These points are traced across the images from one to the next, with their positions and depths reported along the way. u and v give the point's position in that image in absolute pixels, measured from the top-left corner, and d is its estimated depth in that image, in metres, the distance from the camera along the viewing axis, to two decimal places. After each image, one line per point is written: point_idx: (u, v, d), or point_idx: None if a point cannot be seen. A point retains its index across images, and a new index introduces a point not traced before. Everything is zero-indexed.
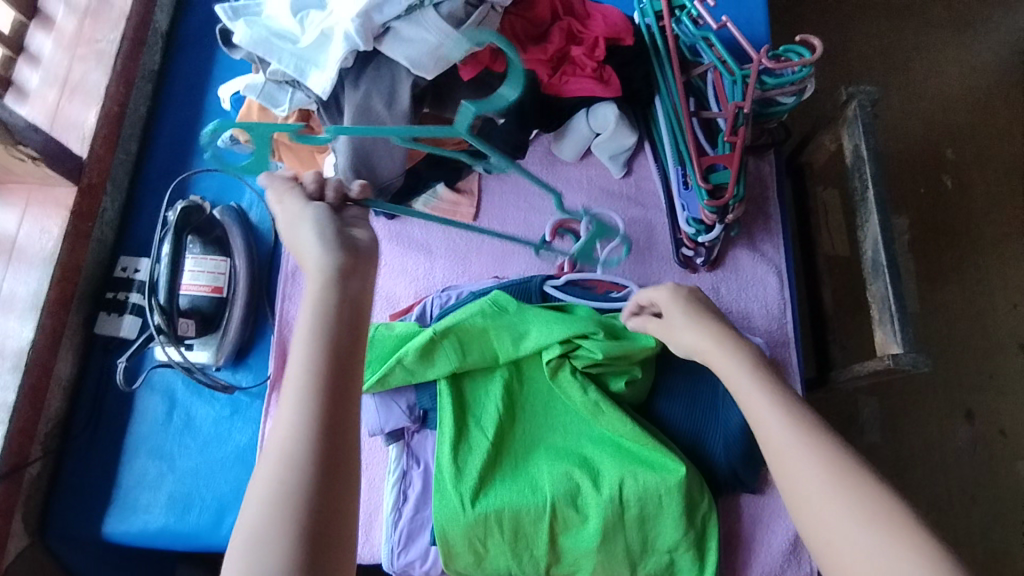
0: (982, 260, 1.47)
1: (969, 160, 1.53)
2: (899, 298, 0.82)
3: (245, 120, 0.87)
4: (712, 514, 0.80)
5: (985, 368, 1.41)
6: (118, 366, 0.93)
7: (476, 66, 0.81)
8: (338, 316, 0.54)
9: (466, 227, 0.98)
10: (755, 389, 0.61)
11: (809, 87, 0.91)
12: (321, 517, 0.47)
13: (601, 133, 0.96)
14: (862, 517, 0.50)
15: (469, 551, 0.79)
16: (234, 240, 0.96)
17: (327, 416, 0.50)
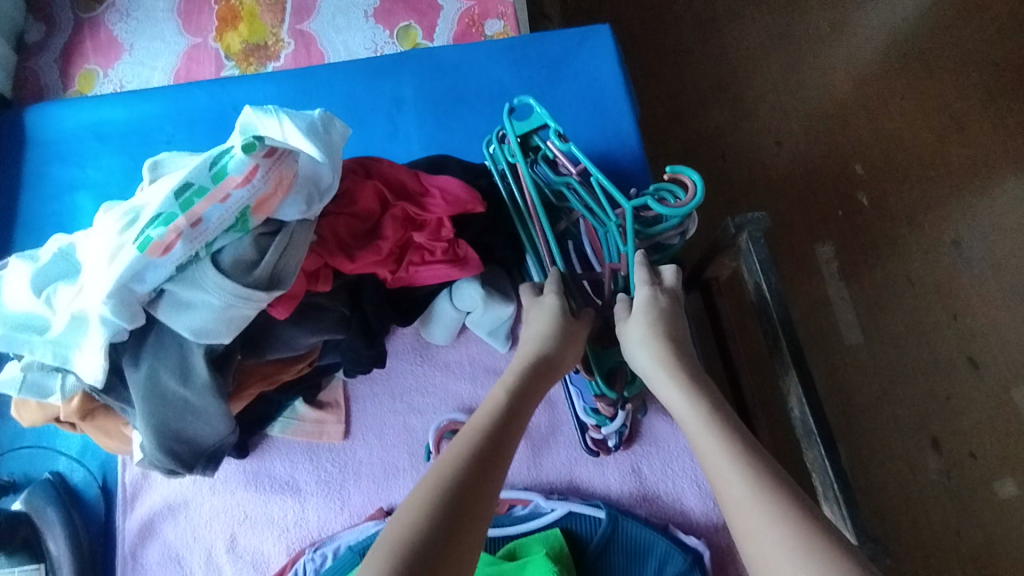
0: (914, 275, 1.39)
1: (881, 175, 1.45)
2: (837, 462, 0.70)
3: (23, 404, 0.70)
4: None
5: (943, 393, 1.32)
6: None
7: (291, 302, 0.66)
8: (527, 379, 0.68)
9: (338, 450, 0.83)
10: (704, 436, 0.62)
11: (692, 227, 0.80)
12: (473, 502, 0.54)
13: (471, 311, 0.82)
14: (771, 510, 0.53)
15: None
16: (51, 530, 0.77)
17: (496, 442, 0.60)
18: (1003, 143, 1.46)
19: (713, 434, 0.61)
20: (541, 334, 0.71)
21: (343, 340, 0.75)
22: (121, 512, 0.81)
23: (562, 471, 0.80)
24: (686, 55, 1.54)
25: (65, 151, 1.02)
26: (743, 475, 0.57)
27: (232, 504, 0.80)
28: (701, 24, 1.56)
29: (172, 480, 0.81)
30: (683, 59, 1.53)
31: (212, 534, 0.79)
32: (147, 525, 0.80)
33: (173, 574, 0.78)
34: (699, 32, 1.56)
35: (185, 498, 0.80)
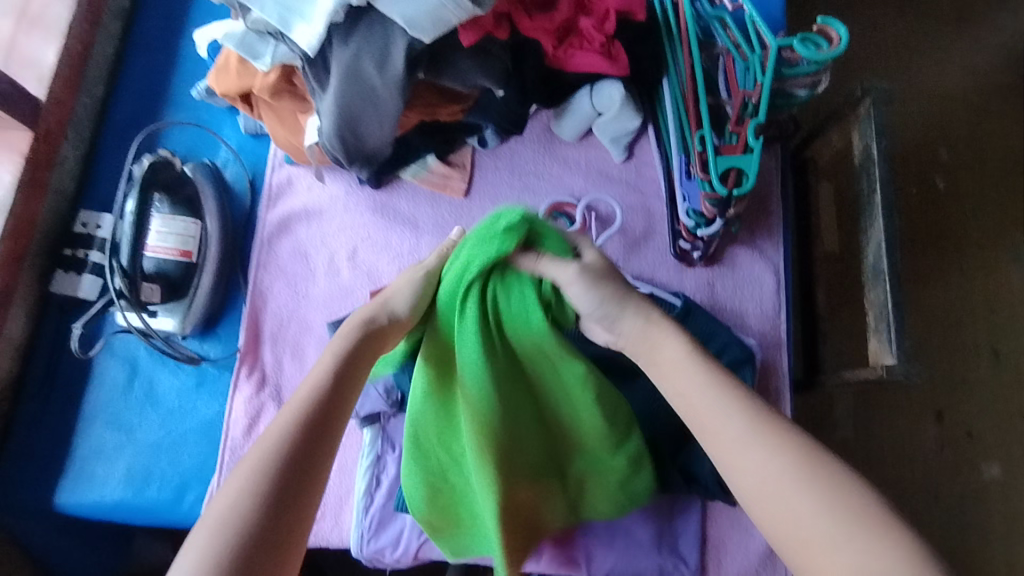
0: (964, 265, 1.36)
1: (965, 161, 1.40)
2: (898, 305, 0.80)
3: (222, 72, 0.81)
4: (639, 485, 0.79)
5: (966, 372, 1.32)
6: (73, 330, 0.87)
7: (478, 31, 0.74)
8: (358, 343, 0.59)
9: (457, 204, 0.94)
10: (679, 357, 0.58)
11: (823, 82, 0.87)
12: (293, 517, 0.51)
13: (604, 113, 0.91)
14: (816, 491, 0.50)
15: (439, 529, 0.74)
16: (206, 199, 0.88)
17: (327, 411, 0.56)
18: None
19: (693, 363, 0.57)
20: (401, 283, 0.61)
21: (499, 95, 0.84)
22: (265, 206, 0.92)
23: (646, 269, 0.91)
24: None
25: None
26: (717, 408, 0.55)
27: (358, 224, 0.92)
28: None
29: (313, 190, 0.93)
30: None
31: (337, 244, 0.91)
32: (285, 221, 0.92)
33: (298, 265, 0.91)
34: None
35: (321, 208, 0.92)
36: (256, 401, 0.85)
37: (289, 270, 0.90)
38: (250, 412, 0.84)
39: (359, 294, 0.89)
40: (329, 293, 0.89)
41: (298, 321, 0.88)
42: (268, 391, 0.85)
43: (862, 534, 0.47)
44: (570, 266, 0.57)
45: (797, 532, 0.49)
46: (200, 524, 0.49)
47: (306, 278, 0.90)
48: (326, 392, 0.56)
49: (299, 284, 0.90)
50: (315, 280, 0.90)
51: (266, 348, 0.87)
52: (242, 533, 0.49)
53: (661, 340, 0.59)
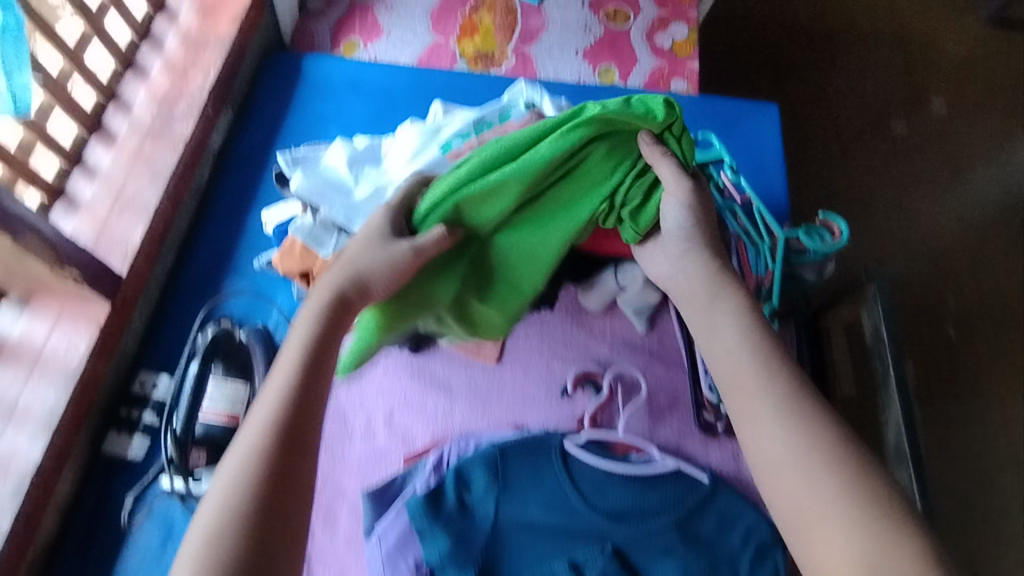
0: (982, 402, 1.52)
1: (970, 314, 1.61)
2: (924, 490, 0.81)
3: (286, 254, 0.90)
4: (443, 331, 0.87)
5: (986, 501, 1.44)
6: (125, 501, 0.89)
7: (517, 227, 0.83)
8: (326, 332, 0.69)
9: (489, 370, 0.99)
10: (743, 363, 0.67)
11: (829, 267, 0.94)
12: (280, 501, 0.58)
13: (627, 288, 0.99)
14: (824, 462, 0.59)
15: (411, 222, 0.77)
16: (257, 364, 0.94)
17: (304, 406, 0.63)
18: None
19: (759, 368, 0.67)
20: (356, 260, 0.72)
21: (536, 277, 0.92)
22: None
23: (671, 439, 0.93)
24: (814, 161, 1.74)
25: (327, 92, 1.23)
26: (759, 385, 0.65)
27: (396, 388, 0.97)
28: (831, 139, 1.78)
29: None
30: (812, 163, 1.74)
31: (375, 407, 0.96)
32: None
33: (337, 427, 0.94)
34: (826, 145, 1.76)
35: (361, 371, 0.98)
36: None
37: (328, 432, 0.94)
38: None
39: (393, 458, 0.92)
40: (365, 456, 0.92)
41: (332, 485, 0.91)
42: None
43: (896, 550, 0.53)
44: (664, 154, 0.76)
45: (800, 503, 0.59)
46: (187, 540, 0.56)
47: (344, 440, 0.94)
48: (294, 388, 0.64)
49: (336, 446, 0.93)
50: (352, 444, 0.93)
51: None
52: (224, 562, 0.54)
53: (719, 320, 0.73)
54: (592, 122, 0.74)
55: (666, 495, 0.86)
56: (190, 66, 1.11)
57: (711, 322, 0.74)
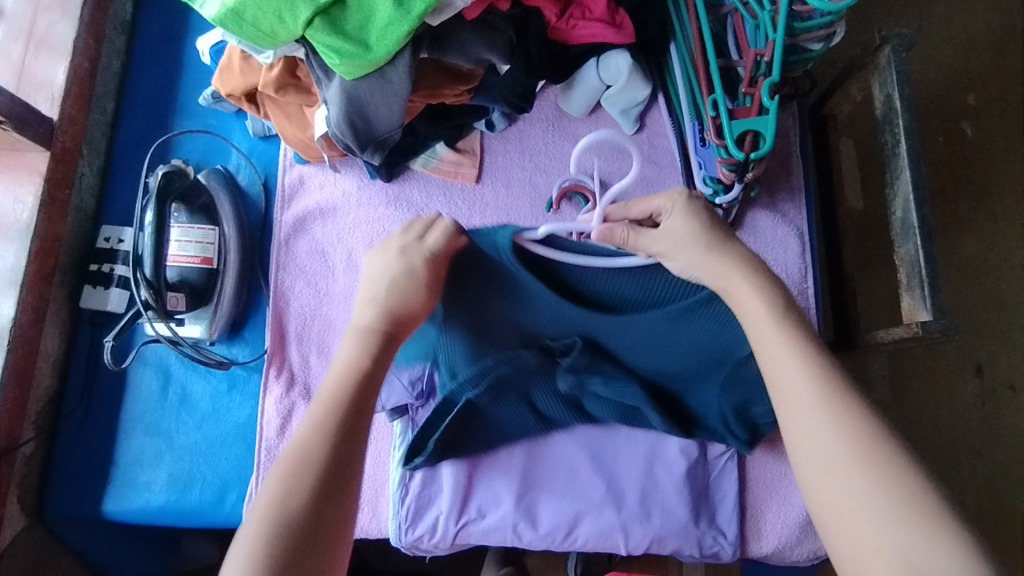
0: (1000, 211, 1.31)
1: (991, 106, 1.35)
2: (931, 259, 0.77)
3: (227, 72, 0.81)
4: None
5: (995, 323, 1.28)
6: (105, 344, 0.89)
7: (481, 5, 0.75)
8: (381, 351, 0.64)
9: (469, 190, 0.93)
10: (762, 318, 0.62)
11: (838, 32, 0.83)
12: (337, 495, 0.56)
13: (612, 85, 0.89)
14: (859, 456, 0.53)
15: (268, 36, 0.71)
16: (223, 207, 0.90)
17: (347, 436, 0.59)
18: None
19: (779, 323, 0.61)
20: (385, 288, 0.64)
21: (505, 71, 0.82)
22: (280, 208, 0.92)
23: None
24: None
25: None
26: (807, 388, 0.57)
27: (373, 218, 0.92)
28: None
29: (325, 187, 0.93)
30: None
31: (354, 239, 0.91)
32: (301, 220, 0.92)
33: (317, 264, 0.91)
34: None
35: (334, 204, 0.92)
36: (288, 400, 0.86)
37: (309, 269, 0.90)
38: (282, 412, 0.85)
39: None
40: (350, 288, 0.89)
41: (321, 319, 0.89)
42: (298, 390, 0.87)
43: (897, 518, 0.50)
44: None
45: (838, 501, 0.53)
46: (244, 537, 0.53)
47: (326, 275, 0.90)
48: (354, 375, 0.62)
49: (319, 282, 0.90)
50: (335, 278, 0.90)
51: (292, 348, 0.88)
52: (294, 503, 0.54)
53: (752, 304, 0.63)
54: None
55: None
56: None
57: (744, 298, 0.63)
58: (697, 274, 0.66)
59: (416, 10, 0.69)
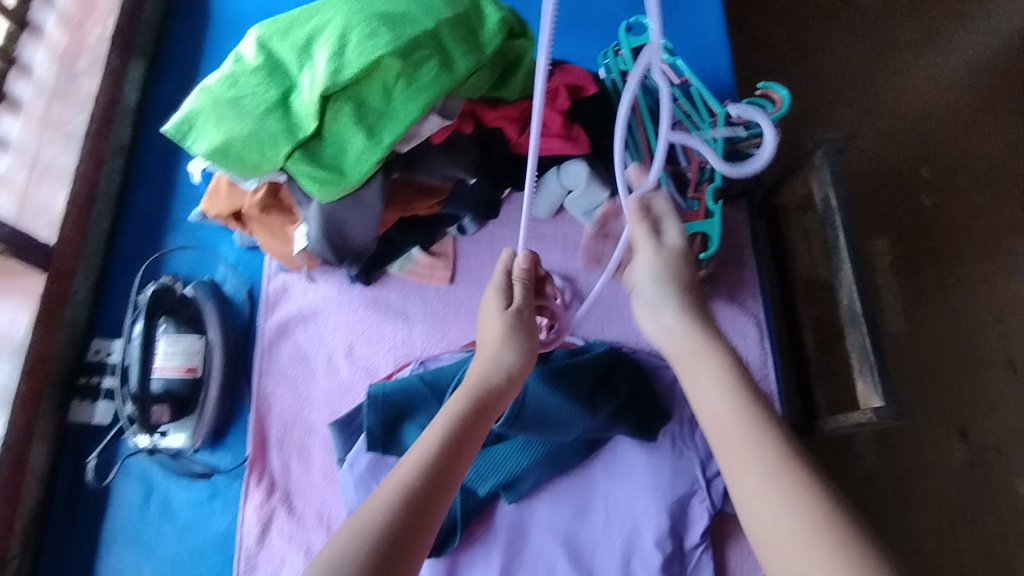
0: (966, 278, 1.44)
1: (949, 178, 1.50)
2: (878, 347, 0.81)
3: (215, 196, 0.87)
4: (340, 113, 0.76)
5: (981, 383, 1.37)
6: (89, 463, 0.91)
7: (447, 130, 0.83)
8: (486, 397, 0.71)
9: (444, 291, 0.98)
10: (708, 365, 0.68)
11: None
12: (417, 523, 0.61)
13: (573, 190, 0.96)
14: (790, 492, 0.58)
15: (252, 167, 0.77)
16: (209, 317, 0.94)
17: (439, 474, 0.64)
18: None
19: (720, 371, 0.67)
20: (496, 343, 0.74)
21: (472, 184, 0.89)
22: (264, 314, 0.97)
23: (629, 335, 0.93)
24: (790, 19, 1.60)
25: (241, 25, 1.16)
26: (749, 446, 0.61)
27: (352, 321, 0.96)
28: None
29: (307, 293, 0.98)
30: (783, 25, 1.60)
31: (334, 342, 0.96)
32: (284, 326, 0.97)
33: (299, 367, 0.95)
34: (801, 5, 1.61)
35: (315, 309, 0.97)
36: (267, 507, 0.87)
37: (290, 373, 0.94)
38: (261, 519, 0.87)
39: (358, 390, 0.93)
40: (330, 391, 0.93)
41: (302, 423, 0.92)
42: (278, 496, 0.88)
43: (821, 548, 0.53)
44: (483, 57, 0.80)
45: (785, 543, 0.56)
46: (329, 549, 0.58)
47: (307, 378, 0.94)
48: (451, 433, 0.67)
49: (300, 385, 0.94)
50: (316, 380, 0.94)
51: (273, 454, 0.90)
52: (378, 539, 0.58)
53: (705, 359, 0.69)
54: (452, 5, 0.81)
55: (630, 373, 0.85)
56: (87, 17, 1.08)
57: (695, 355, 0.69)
58: (658, 307, 0.75)
59: (387, 139, 0.77)
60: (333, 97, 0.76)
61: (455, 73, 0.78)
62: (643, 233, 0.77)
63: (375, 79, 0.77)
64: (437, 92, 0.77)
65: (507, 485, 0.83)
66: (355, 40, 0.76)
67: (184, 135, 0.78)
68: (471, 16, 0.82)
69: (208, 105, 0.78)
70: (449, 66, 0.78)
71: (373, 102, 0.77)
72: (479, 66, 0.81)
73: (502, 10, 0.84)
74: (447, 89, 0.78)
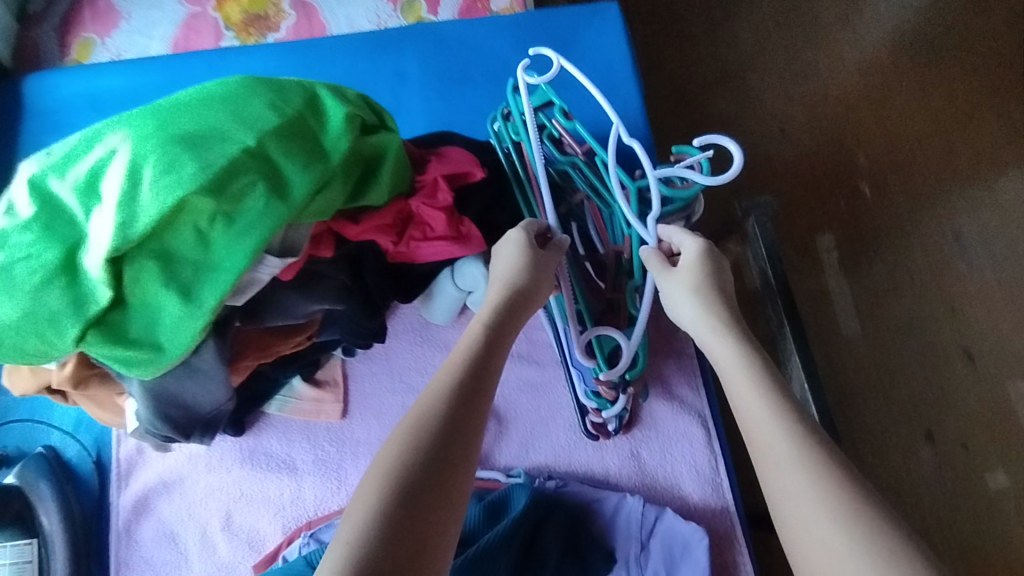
0: (915, 268, 1.36)
1: (884, 164, 1.42)
2: None
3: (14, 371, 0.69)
4: (145, 274, 0.59)
5: (936, 380, 1.30)
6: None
7: (298, 264, 0.66)
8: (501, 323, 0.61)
9: (335, 428, 0.82)
10: (739, 370, 0.59)
11: (697, 211, 0.79)
12: (428, 516, 0.48)
13: (473, 290, 0.81)
14: (848, 529, 0.48)
15: (35, 355, 0.59)
16: (42, 508, 0.76)
17: (451, 432, 0.52)
18: (1015, 123, 1.43)
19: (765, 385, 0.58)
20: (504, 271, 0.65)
21: (344, 311, 0.73)
22: (115, 490, 0.79)
23: (559, 454, 0.80)
24: (698, 24, 1.51)
25: (61, 120, 0.98)
26: (802, 453, 0.53)
27: (226, 482, 0.79)
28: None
29: (166, 456, 0.80)
30: (694, 30, 1.51)
31: (207, 513, 0.79)
32: (142, 502, 0.79)
33: (167, 551, 0.78)
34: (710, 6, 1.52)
35: (178, 475, 0.80)
36: None
37: (156, 561, 0.77)
38: None
39: (243, 569, 0.77)
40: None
41: None
42: None
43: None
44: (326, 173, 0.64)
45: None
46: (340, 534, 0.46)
47: (178, 564, 0.77)
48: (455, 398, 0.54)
49: (170, 574, 0.77)
50: (189, 565, 0.77)
51: None
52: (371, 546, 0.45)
53: (731, 346, 0.61)
54: (279, 111, 0.64)
55: (563, 517, 0.72)
56: None
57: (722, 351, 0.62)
58: (678, 308, 0.66)
59: (214, 298, 0.60)
60: (129, 255, 0.58)
61: (291, 201, 0.62)
62: (658, 264, 0.67)
63: (185, 224, 0.59)
64: (271, 229, 0.61)
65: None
66: (149, 177, 0.57)
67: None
68: (306, 117, 0.65)
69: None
70: (282, 192, 0.62)
71: (188, 253, 0.60)
72: (325, 181, 0.64)
73: (344, 105, 0.69)
74: (284, 221, 0.62)
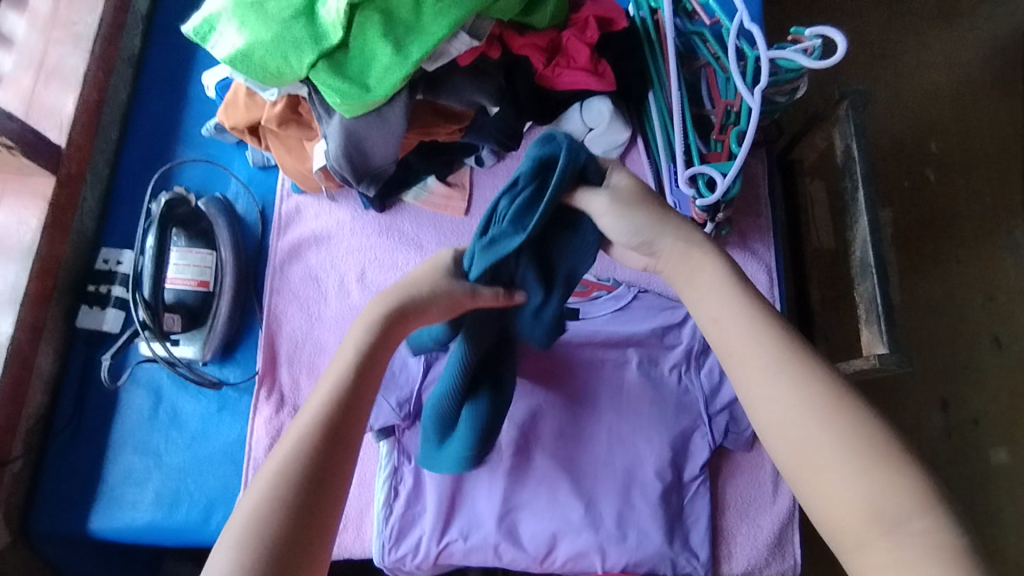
0: (962, 254, 1.39)
1: (953, 154, 1.43)
2: (887, 298, 0.83)
3: (232, 107, 0.86)
4: (369, 25, 0.74)
5: (971, 351, 1.35)
6: (102, 363, 0.91)
7: (475, 53, 0.81)
8: (391, 325, 0.61)
9: (459, 222, 0.98)
10: (710, 276, 0.61)
11: (801, 87, 0.91)
12: (322, 498, 0.52)
13: (595, 128, 0.95)
14: (834, 437, 0.51)
15: (275, 76, 0.76)
16: (220, 232, 0.92)
17: (347, 415, 0.56)
18: None
19: (722, 271, 0.61)
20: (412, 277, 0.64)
21: (495, 112, 0.88)
22: (276, 235, 0.96)
23: (641, 277, 0.94)
24: None
25: None
26: (753, 348, 0.56)
27: (366, 246, 0.96)
28: None
29: (321, 216, 0.97)
30: None
31: (346, 266, 0.95)
32: (296, 247, 0.96)
33: (310, 289, 0.95)
34: None
35: (328, 232, 0.96)
36: (276, 422, 0.88)
37: (301, 294, 0.94)
38: (269, 433, 0.87)
39: None
40: (341, 314, 0.93)
41: (312, 342, 0.92)
42: (287, 411, 0.89)
43: (872, 472, 0.49)
44: None
45: (816, 472, 0.51)
46: (225, 534, 0.49)
47: (318, 300, 0.94)
48: (344, 391, 0.56)
49: (311, 306, 0.94)
50: (327, 303, 0.94)
51: (283, 371, 0.91)
52: (273, 535, 0.49)
53: (704, 279, 0.61)
54: None
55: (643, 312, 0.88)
56: None
57: (694, 275, 0.61)
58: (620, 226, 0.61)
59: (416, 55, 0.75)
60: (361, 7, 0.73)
61: None
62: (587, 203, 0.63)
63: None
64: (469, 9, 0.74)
65: (540, 156, 0.61)
66: None
67: (204, 38, 0.77)
68: None
69: (229, 7, 0.75)
70: None
71: (402, 16, 0.74)
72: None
73: None
74: (478, 9, 0.76)
